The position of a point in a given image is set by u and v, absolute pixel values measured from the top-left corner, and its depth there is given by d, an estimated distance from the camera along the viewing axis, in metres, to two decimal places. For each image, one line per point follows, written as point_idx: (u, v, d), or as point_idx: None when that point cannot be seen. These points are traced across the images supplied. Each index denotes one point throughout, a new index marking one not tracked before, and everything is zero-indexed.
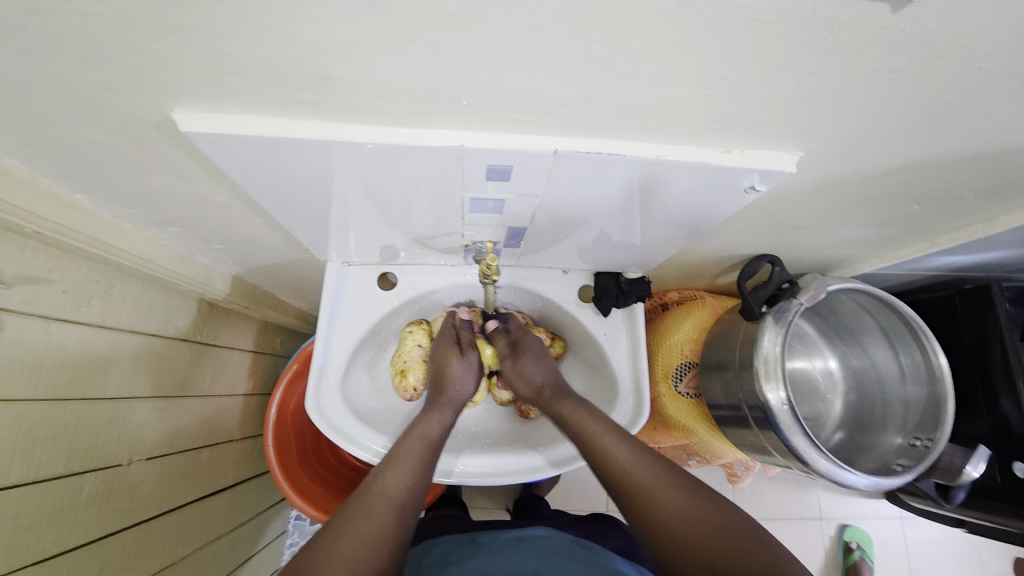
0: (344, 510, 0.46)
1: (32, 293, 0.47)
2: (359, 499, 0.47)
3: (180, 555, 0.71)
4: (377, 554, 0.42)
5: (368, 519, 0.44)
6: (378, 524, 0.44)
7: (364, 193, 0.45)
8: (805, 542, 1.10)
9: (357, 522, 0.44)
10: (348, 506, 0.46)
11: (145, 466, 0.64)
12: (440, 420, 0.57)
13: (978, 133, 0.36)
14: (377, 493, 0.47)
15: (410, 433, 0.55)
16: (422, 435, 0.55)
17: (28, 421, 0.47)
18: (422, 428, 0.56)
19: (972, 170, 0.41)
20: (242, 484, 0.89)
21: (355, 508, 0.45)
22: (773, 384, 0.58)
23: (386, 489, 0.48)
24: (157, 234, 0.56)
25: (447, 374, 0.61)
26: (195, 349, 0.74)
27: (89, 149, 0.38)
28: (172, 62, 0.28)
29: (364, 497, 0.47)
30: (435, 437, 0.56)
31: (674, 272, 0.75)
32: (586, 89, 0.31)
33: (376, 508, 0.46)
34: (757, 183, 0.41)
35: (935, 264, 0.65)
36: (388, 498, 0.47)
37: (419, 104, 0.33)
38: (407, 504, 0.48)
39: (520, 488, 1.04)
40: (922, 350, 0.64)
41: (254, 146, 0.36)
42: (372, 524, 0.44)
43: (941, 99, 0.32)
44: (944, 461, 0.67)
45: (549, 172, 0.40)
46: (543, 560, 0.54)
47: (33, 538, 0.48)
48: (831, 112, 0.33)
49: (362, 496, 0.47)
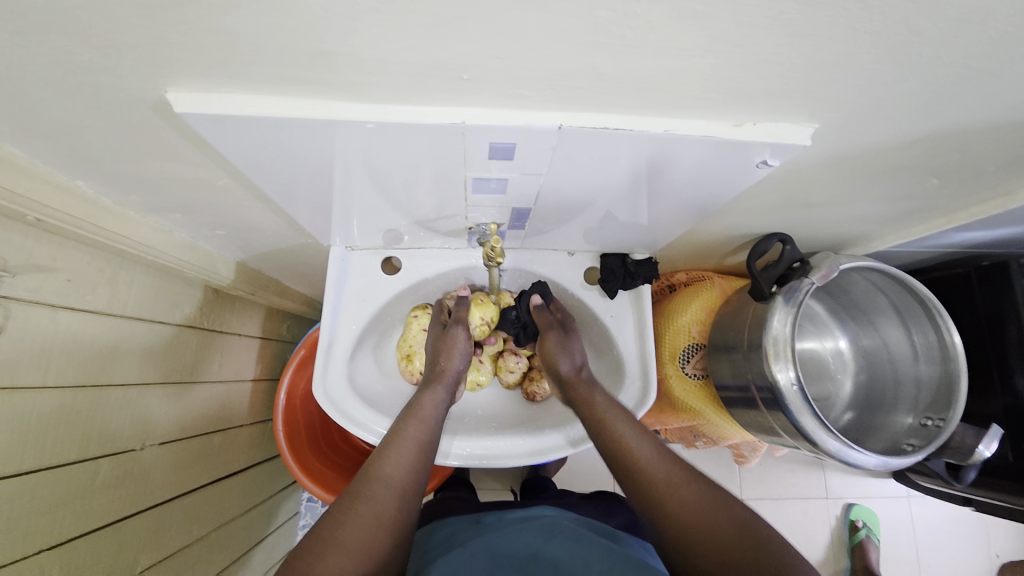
0: (346, 496, 0.46)
1: (37, 282, 0.47)
2: (361, 484, 0.47)
3: (195, 536, 0.72)
4: (381, 540, 0.43)
5: (370, 506, 0.45)
6: (380, 510, 0.45)
7: (365, 175, 0.44)
8: (812, 520, 1.11)
9: (360, 509, 0.44)
10: (350, 491, 0.46)
11: (157, 451, 0.65)
12: (436, 401, 0.58)
13: (1003, 101, 0.34)
14: (378, 478, 0.47)
15: (408, 415, 0.55)
16: (420, 417, 0.55)
17: (40, 408, 0.48)
18: (419, 410, 0.56)
19: (994, 141, 0.40)
20: (254, 467, 0.90)
21: (357, 494, 0.46)
22: (783, 365, 0.57)
23: (386, 474, 0.48)
24: (159, 220, 0.56)
25: (438, 352, 0.62)
26: (202, 336, 0.74)
27: (85, 134, 0.37)
28: (162, 40, 0.27)
29: (365, 482, 0.47)
30: (432, 419, 0.56)
31: (682, 253, 0.74)
32: (592, 60, 0.29)
33: (378, 494, 0.46)
34: (770, 157, 0.40)
35: (951, 241, 0.63)
36: (389, 483, 0.47)
37: (418, 80, 0.32)
38: (407, 489, 0.48)
39: (527, 470, 1.05)
40: (936, 329, 0.62)
41: (252, 127, 0.35)
42: (374, 510, 0.44)
43: (967, 65, 0.30)
44: (955, 441, 0.67)
45: (553, 149, 0.39)
46: (546, 541, 0.54)
47: (50, 522, 0.49)
48: (849, 81, 0.31)
49: (364, 481, 0.47)
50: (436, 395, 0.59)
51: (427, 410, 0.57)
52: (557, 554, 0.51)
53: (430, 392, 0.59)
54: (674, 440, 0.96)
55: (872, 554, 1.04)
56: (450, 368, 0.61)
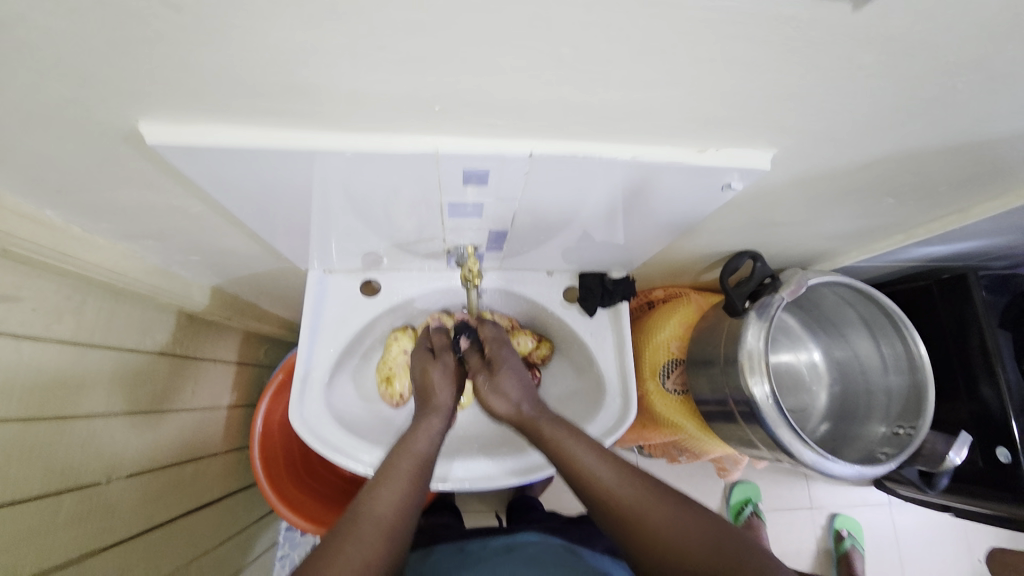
0: (335, 535, 0.44)
1: (0, 312, 0.46)
2: (350, 523, 0.45)
3: (164, 573, 0.69)
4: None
5: (359, 545, 0.43)
6: (369, 549, 0.43)
7: (343, 201, 0.45)
8: (797, 532, 1.12)
9: (348, 549, 0.43)
10: (339, 529, 0.45)
11: (125, 484, 0.63)
12: (428, 433, 0.56)
13: (948, 126, 0.36)
14: (367, 516, 0.46)
15: (399, 449, 0.54)
16: (411, 450, 0.54)
17: (2, 442, 0.46)
18: (410, 444, 0.55)
19: (942, 162, 0.42)
20: (230, 498, 0.87)
21: (346, 533, 0.44)
22: (758, 379, 0.58)
23: (375, 511, 0.47)
24: (131, 247, 0.55)
25: (427, 384, 0.60)
26: (176, 363, 0.72)
27: (52, 164, 0.37)
28: (132, 74, 0.28)
29: (354, 522, 0.45)
30: (424, 451, 0.55)
31: (658, 271, 0.75)
32: (559, 92, 0.30)
33: (366, 532, 0.45)
34: (735, 180, 0.41)
35: (913, 255, 0.66)
36: (379, 520, 0.46)
37: (390, 110, 0.32)
38: (398, 527, 0.46)
39: (513, 490, 1.04)
40: (903, 340, 0.65)
41: (224, 157, 0.35)
42: (362, 549, 0.43)
43: (909, 94, 0.32)
44: (926, 448, 0.69)
45: (526, 174, 0.40)
46: (528, 572, 0.52)
47: (12, 558, 0.47)
48: (802, 110, 0.33)
49: (352, 521, 0.46)
50: (430, 426, 0.57)
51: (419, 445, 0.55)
52: None
53: (423, 424, 0.57)
54: (658, 456, 0.97)
55: (858, 566, 1.04)
56: (445, 400, 0.59)
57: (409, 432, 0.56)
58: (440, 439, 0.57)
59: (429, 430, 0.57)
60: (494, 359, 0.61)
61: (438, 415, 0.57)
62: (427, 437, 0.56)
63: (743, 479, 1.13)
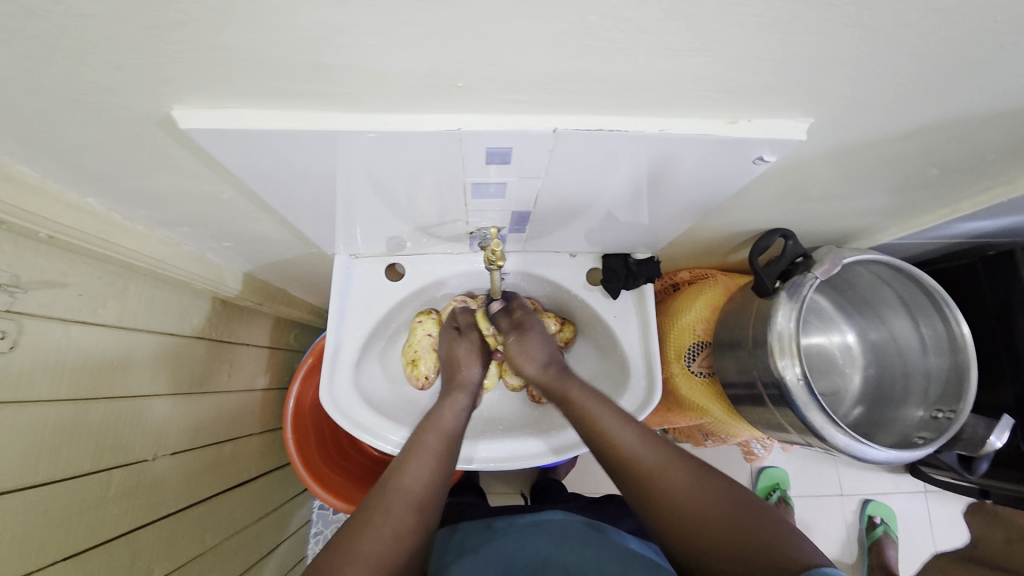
0: (365, 507, 0.46)
1: (50, 297, 0.48)
2: (379, 495, 0.47)
3: (209, 545, 0.73)
4: (399, 551, 0.43)
5: (388, 516, 0.45)
6: (398, 521, 0.45)
7: (368, 184, 0.45)
8: (826, 518, 1.10)
9: (377, 520, 0.44)
10: (369, 501, 0.47)
11: (169, 461, 0.66)
12: (455, 409, 0.58)
13: (1000, 89, 0.34)
14: (395, 489, 0.47)
15: (426, 425, 0.55)
16: (438, 426, 0.55)
17: (54, 421, 0.49)
18: (437, 420, 0.56)
19: (991, 129, 0.39)
20: (266, 476, 0.91)
21: (376, 505, 0.46)
22: (788, 361, 0.57)
23: (402, 483, 0.48)
24: (167, 233, 0.57)
25: (456, 362, 0.63)
26: (211, 346, 0.75)
27: (93, 151, 0.38)
28: (165, 59, 0.28)
29: (383, 494, 0.47)
30: (451, 426, 0.56)
31: (684, 251, 0.74)
32: (583, 63, 0.30)
33: (394, 504, 0.46)
34: (766, 153, 0.40)
35: (956, 231, 0.63)
36: (407, 493, 0.47)
37: (413, 89, 0.32)
38: (425, 499, 0.48)
39: (538, 472, 1.05)
40: (944, 320, 0.62)
41: (252, 141, 0.36)
42: (392, 520, 0.45)
43: (958, 55, 0.30)
44: (966, 432, 0.66)
45: (550, 152, 0.39)
46: (556, 546, 0.53)
47: (65, 532, 0.50)
48: (840, 76, 0.32)
49: (381, 494, 0.47)
50: (458, 402, 0.59)
51: (445, 420, 0.56)
52: (568, 558, 0.51)
53: (450, 401, 0.58)
54: (683, 439, 0.96)
55: (891, 552, 1.02)
56: (472, 377, 0.62)
57: (437, 407, 0.58)
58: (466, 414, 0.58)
59: (455, 406, 0.58)
60: (525, 322, 0.64)
61: (465, 394, 0.59)
62: (454, 414, 0.57)
63: (771, 465, 1.11)
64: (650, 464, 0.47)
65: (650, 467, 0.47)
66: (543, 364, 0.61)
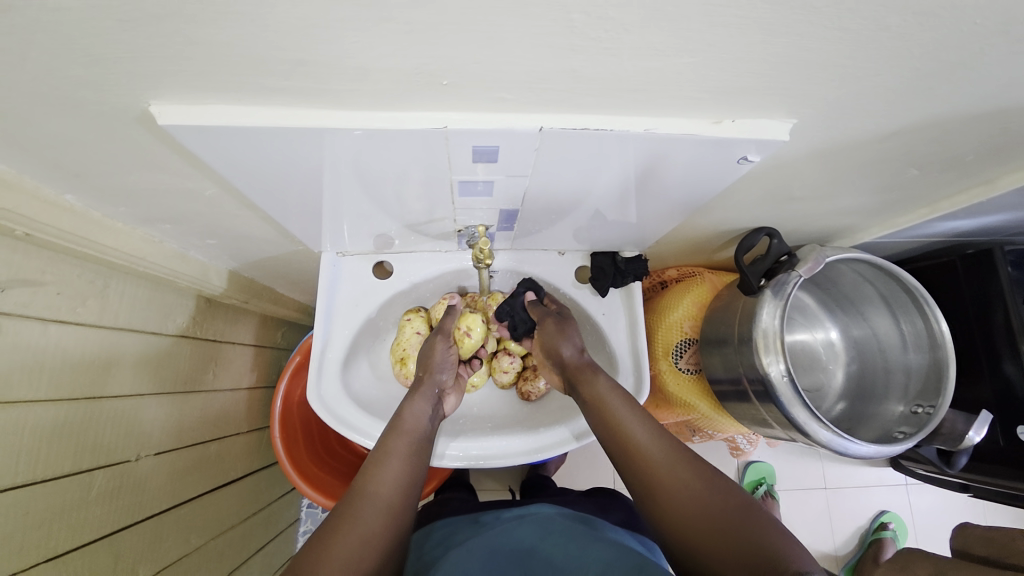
0: (336, 512, 0.45)
1: (27, 296, 0.47)
2: (349, 500, 0.46)
3: (194, 546, 0.72)
4: (371, 552, 0.42)
5: (359, 520, 0.44)
6: (369, 523, 0.44)
7: (355, 182, 0.45)
8: (810, 511, 1.12)
9: (348, 522, 0.44)
10: (340, 506, 0.46)
11: (153, 462, 0.65)
12: (420, 412, 0.58)
13: (978, 91, 0.35)
14: (366, 492, 0.47)
15: (394, 428, 0.55)
16: (407, 430, 0.55)
17: (33, 422, 0.48)
18: (403, 423, 0.56)
19: (971, 130, 0.40)
20: (253, 475, 0.90)
21: (346, 509, 0.45)
22: (773, 358, 0.58)
23: (372, 488, 0.48)
24: (149, 231, 0.56)
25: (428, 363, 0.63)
26: (196, 345, 0.74)
27: (72, 148, 0.37)
28: (143, 54, 0.28)
29: (353, 498, 0.46)
30: (418, 429, 0.56)
31: (672, 249, 0.74)
32: (570, 63, 0.30)
33: (365, 508, 0.45)
34: (751, 153, 0.40)
35: (937, 229, 0.64)
36: (376, 497, 0.47)
37: (399, 86, 0.32)
38: (396, 501, 0.48)
39: (527, 469, 1.06)
40: (924, 317, 0.63)
41: (233, 137, 0.35)
42: (364, 522, 0.44)
43: (937, 57, 0.30)
44: (945, 427, 0.67)
45: (536, 151, 0.39)
46: (542, 539, 0.54)
47: (45, 535, 0.49)
48: (822, 77, 0.32)
49: (351, 499, 0.46)
50: (423, 400, 0.59)
51: (412, 421, 0.57)
52: (554, 550, 0.51)
53: (413, 402, 0.58)
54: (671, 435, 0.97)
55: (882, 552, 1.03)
56: (436, 377, 0.62)
57: (401, 410, 0.58)
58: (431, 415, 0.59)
59: (421, 409, 0.58)
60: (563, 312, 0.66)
61: (427, 393, 0.59)
62: (420, 416, 0.57)
63: (757, 460, 1.13)
64: (654, 456, 0.48)
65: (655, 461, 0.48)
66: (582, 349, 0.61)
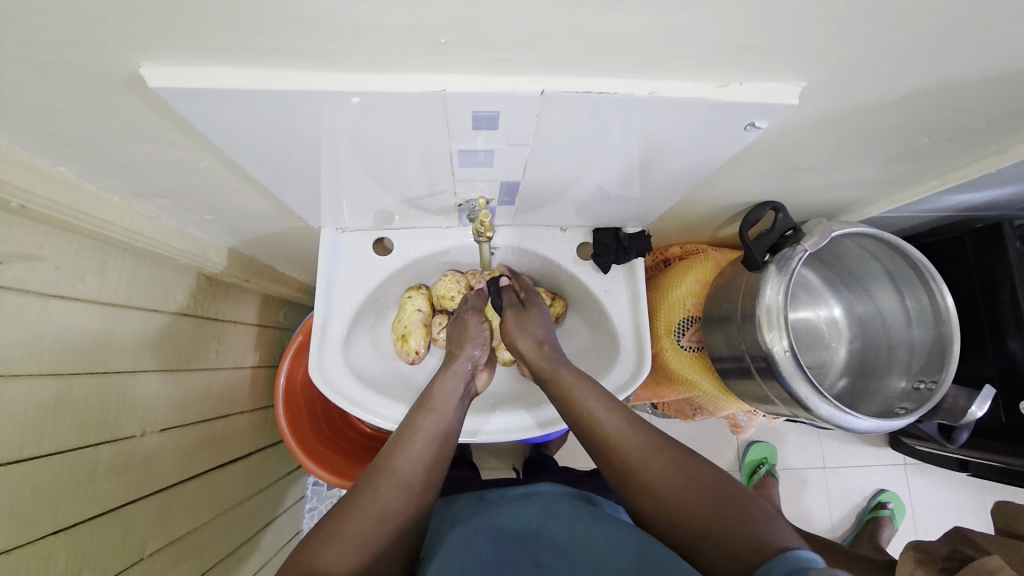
0: (354, 488, 0.46)
1: (25, 270, 0.47)
2: (371, 476, 0.47)
3: (202, 520, 0.73)
4: (385, 533, 0.43)
5: (375, 498, 0.45)
6: (387, 502, 0.45)
7: (353, 153, 0.44)
8: (809, 489, 1.13)
9: (363, 501, 0.44)
10: (361, 481, 0.47)
11: (159, 437, 0.66)
12: (451, 390, 0.57)
13: (994, 52, 0.33)
14: (386, 471, 0.47)
15: (422, 408, 0.54)
16: (435, 410, 0.54)
17: (39, 396, 0.48)
18: (433, 402, 0.55)
19: (986, 96, 0.39)
20: (258, 453, 0.91)
21: (364, 487, 0.46)
22: (776, 334, 0.57)
23: (394, 467, 0.48)
24: (147, 206, 0.55)
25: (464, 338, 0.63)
26: (198, 323, 0.74)
27: (63, 115, 0.37)
28: (128, 10, 0.27)
29: (374, 474, 0.47)
30: (446, 409, 0.55)
31: (675, 226, 0.73)
32: (572, 18, 0.29)
33: (384, 484, 0.46)
34: (757, 119, 0.39)
35: (944, 204, 0.63)
36: (398, 476, 0.47)
37: (395, 46, 0.31)
38: (419, 484, 0.48)
39: (529, 447, 1.07)
40: (930, 293, 0.63)
41: (225, 102, 0.34)
42: (379, 502, 0.45)
43: (956, 13, 0.29)
44: (947, 403, 0.67)
45: (537, 118, 0.38)
46: (548, 519, 0.54)
47: (55, 507, 0.50)
48: (834, 35, 0.31)
49: (371, 476, 0.47)
50: (454, 377, 0.59)
51: (441, 401, 0.56)
52: (559, 532, 0.51)
53: (442, 381, 0.58)
54: (672, 414, 0.97)
55: (888, 524, 1.04)
56: (466, 353, 0.61)
57: (431, 387, 0.57)
58: (461, 393, 0.58)
59: (453, 389, 0.58)
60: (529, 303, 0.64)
61: (457, 372, 0.59)
62: (451, 394, 0.57)
63: (758, 440, 1.14)
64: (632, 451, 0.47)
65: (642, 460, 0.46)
66: (538, 343, 0.60)
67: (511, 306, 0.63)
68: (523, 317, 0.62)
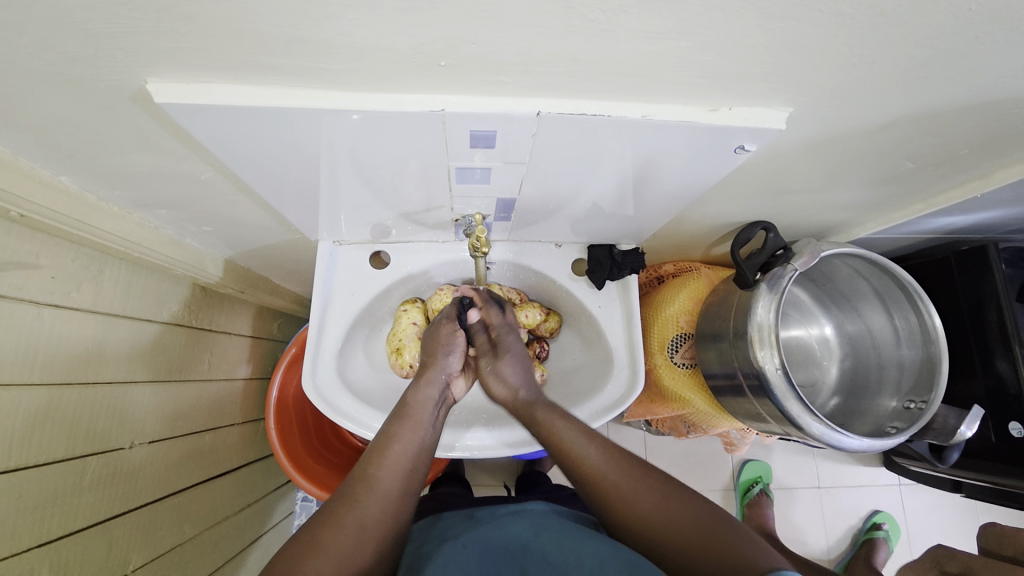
0: (334, 501, 0.46)
1: (21, 279, 0.47)
2: (349, 490, 0.46)
3: (188, 535, 0.72)
4: (365, 547, 0.43)
5: (355, 512, 0.44)
6: (365, 514, 0.44)
7: (354, 168, 0.45)
8: (804, 509, 1.12)
9: (343, 514, 0.44)
10: (340, 495, 0.46)
11: (147, 449, 0.65)
12: (427, 400, 0.57)
13: (970, 82, 0.35)
14: (366, 485, 0.47)
15: (399, 419, 0.54)
16: (412, 421, 0.54)
17: (28, 406, 0.48)
18: (408, 412, 0.55)
19: (966, 123, 0.41)
20: (247, 467, 0.90)
21: (344, 501, 0.45)
22: (767, 351, 0.58)
23: (373, 480, 0.47)
24: (145, 217, 0.56)
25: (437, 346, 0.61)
26: (192, 334, 0.74)
27: (67, 127, 0.37)
28: (137, 28, 0.27)
29: (353, 488, 0.46)
30: (423, 420, 0.55)
31: (668, 244, 0.74)
32: (567, 45, 0.30)
33: (365, 498, 0.46)
34: (747, 142, 0.40)
35: (930, 226, 0.64)
36: (376, 489, 0.47)
37: (395, 67, 0.32)
38: (397, 497, 0.47)
39: (522, 464, 1.06)
40: (917, 313, 0.64)
41: (227, 117, 0.35)
42: (357, 514, 0.44)
43: (933, 45, 0.31)
44: (937, 422, 0.67)
45: (533, 137, 0.39)
46: (536, 533, 0.54)
47: (39, 519, 0.49)
48: (818, 64, 0.32)
49: (351, 489, 0.46)
50: (428, 386, 0.58)
51: (417, 412, 0.55)
52: (547, 545, 0.51)
53: (417, 391, 0.57)
54: (665, 431, 0.97)
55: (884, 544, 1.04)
56: (440, 362, 0.60)
57: (405, 398, 0.57)
58: (437, 403, 0.57)
59: (428, 397, 0.57)
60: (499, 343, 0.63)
61: (431, 381, 0.58)
62: (427, 403, 0.56)
63: (752, 458, 1.13)
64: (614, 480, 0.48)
65: (619, 480, 0.48)
66: (512, 389, 0.62)
67: (482, 354, 0.64)
68: (495, 367, 0.62)
